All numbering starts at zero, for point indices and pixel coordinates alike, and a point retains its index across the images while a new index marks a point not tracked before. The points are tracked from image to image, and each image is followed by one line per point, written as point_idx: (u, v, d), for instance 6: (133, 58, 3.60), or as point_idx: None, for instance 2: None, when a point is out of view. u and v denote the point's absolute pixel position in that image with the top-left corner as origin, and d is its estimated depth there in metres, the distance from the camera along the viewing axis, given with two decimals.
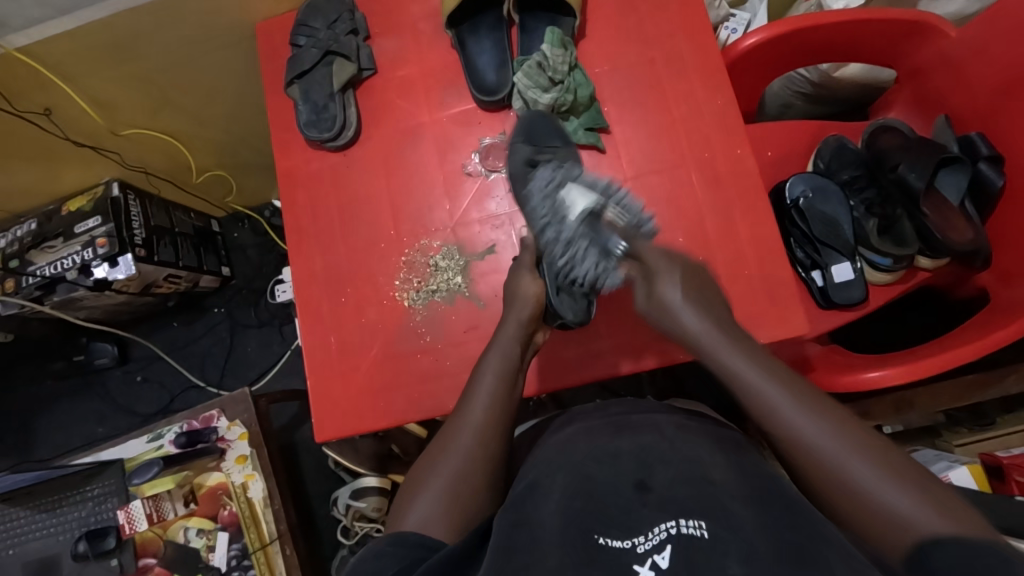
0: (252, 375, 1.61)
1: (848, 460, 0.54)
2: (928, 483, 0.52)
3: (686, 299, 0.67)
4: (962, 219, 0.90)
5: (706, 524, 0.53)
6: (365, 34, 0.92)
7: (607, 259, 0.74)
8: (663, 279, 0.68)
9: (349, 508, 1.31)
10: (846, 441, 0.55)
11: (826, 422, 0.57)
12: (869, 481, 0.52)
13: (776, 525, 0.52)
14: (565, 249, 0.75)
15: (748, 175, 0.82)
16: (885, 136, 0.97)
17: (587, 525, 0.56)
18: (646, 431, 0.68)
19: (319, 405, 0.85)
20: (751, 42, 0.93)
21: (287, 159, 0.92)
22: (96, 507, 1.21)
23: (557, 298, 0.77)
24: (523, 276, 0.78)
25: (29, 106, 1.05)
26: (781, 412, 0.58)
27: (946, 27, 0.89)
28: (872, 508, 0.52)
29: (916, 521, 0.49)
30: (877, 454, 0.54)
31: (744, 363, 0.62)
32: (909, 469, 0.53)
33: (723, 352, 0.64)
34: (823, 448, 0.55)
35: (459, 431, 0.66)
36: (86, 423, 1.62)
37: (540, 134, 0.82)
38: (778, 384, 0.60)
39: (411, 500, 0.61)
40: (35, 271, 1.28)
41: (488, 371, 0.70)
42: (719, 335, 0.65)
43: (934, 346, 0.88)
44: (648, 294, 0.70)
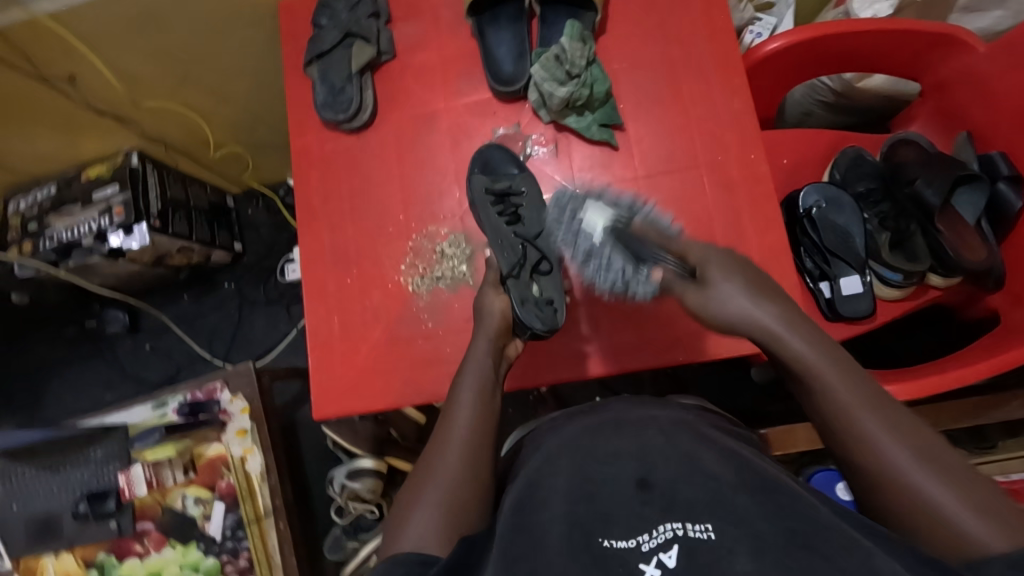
0: (257, 352, 1.63)
1: (913, 470, 0.53)
2: (994, 498, 0.51)
3: (736, 293, 0.62)
4: (976, 239, 0.89)
5: (712, 525, 0.54)
6: (386, 18, 0.92)
7: (637, 268, 0.76)
8: (714, 269, 0.63)
9: (344, 488, 1.33)
10: (915, 448, 0.54)
11: (894, 426, 0.56)
12: (936, 496, 0.51)
13: (778, 519, 0.54)
14: (588, 264, 0.81)
15: (761, 181, 0.82)
16: (903, 150, 0.96)
17: (590, 527, 0.57)
18: (646, 424, 0.68)
19: (319, 383, 0.86)
20: (773, 47, 0.91)
21: (302, 138, 0.92)
22: (99, 469, 1.24)
23: (521, 308, 0.71)
24: (488, 292, 0.75)
25: (54, 73, 1.07)
26: (852, 409, 0.57)
27: (977, 43, 0.87)
28: (931, 520, 0.51)
29: (976, 533, 0.49)
30: (942, 461, 0.53)
31: (811, 351, 0.60)
32: (971, 479, 0.52)
33: (792, 341, 0.60)
34: (884, 445, 0.55)
35: (443, 443, 0.65)
36: (95, 387, 1.65)
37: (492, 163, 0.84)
38: (848, 383, 0.58)
39: (405, 516, 0.61)
40: (52, 236, 1.30)
41: (467, 380, 0.69)
42: (786, 323, 0.61)
43: (938, 365, 0.88)
44: (697, 287, 0.64)
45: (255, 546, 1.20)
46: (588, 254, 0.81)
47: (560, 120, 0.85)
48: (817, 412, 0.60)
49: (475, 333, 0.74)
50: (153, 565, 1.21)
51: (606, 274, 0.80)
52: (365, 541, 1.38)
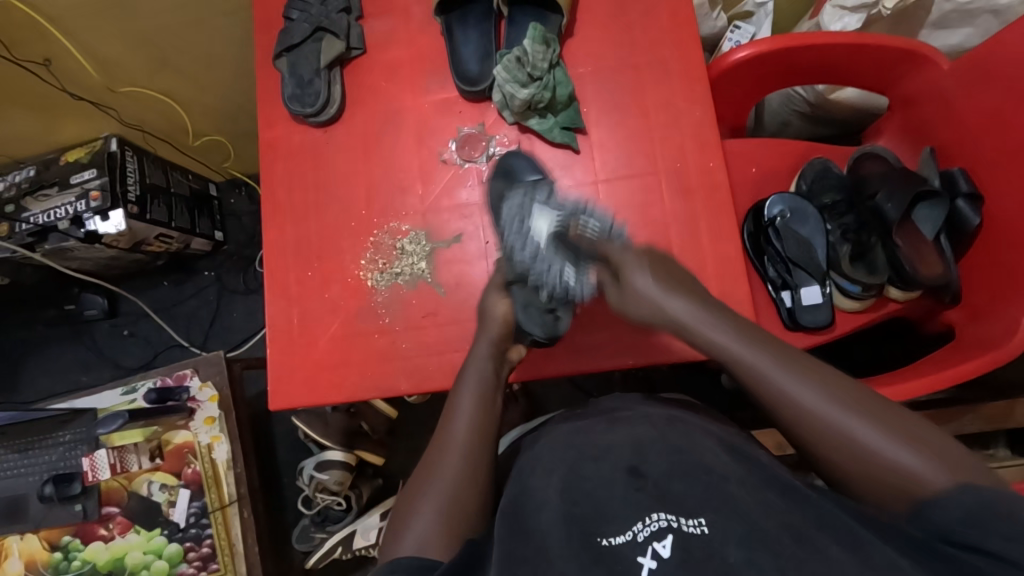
0: (234, 341, 1.63)
1: (842, 419, 0.58)
2: (903, 420, 0.58)
3: (654, 289, 0.69)
4: (934, 255, 0.90)
5: (706, 519, 0.54)
6: (357, 13, 0.93)
7: (576, 272, 0.76)
8: (629, 269, 0.71)
9: (312, 479, 1.33)
10: (834, 398, 0.59)
11: (816, 384, 0.61)
12: (868, 439, 0.57)
13: (776, 512, 0.54)
14: (535, 262, 0.76)
15: (720, 188, 0.82)
16: (870, 162, 0.98)
17: (589, 526, 0.56)
18: (640, 421, 0.69)
19: (277, 375, 0.87)
20: (740, 56, 0.91)
21: (270, 130, 0.93)
22: (67, 452, 1.23)
23: (523, 313, 0.76)
24: (495, 297, 0.77)
25: (29, 56, 1.07)
26: (775, 378, 0.62)
27: (941, 60, 0.88)
28: (868, 464, 0.57)
29: (904, 462, 0.55)
30: (859, 404, 0.59)
31: (730, 338, 0.65)
32: (883, 408, 0.59)
33: (710, 330, 0.66)
34: (810, 404, 0.60)
35: (444, 451, 0.66)
36: (72, 370, 1.66)
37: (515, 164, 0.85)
38: (766, 352, 0.63)
39: (404, 520, 0.62)
40: (28, 218, 1.31)
41: (467, 388, 0.70)
42: (702, 314, 0.68)
43: (895, 375, 0.89)
44: (618, 289, 0.72)
45: (218, 533, 1.22)
46: (534, 258, 0.77)
47: (522, 121, 0.85)
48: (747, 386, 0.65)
49: (478, 335, 0.76)
50: (117, 550, 1.21)
51: (551, 280, 0.75)
52: (333, 532, 1.38)
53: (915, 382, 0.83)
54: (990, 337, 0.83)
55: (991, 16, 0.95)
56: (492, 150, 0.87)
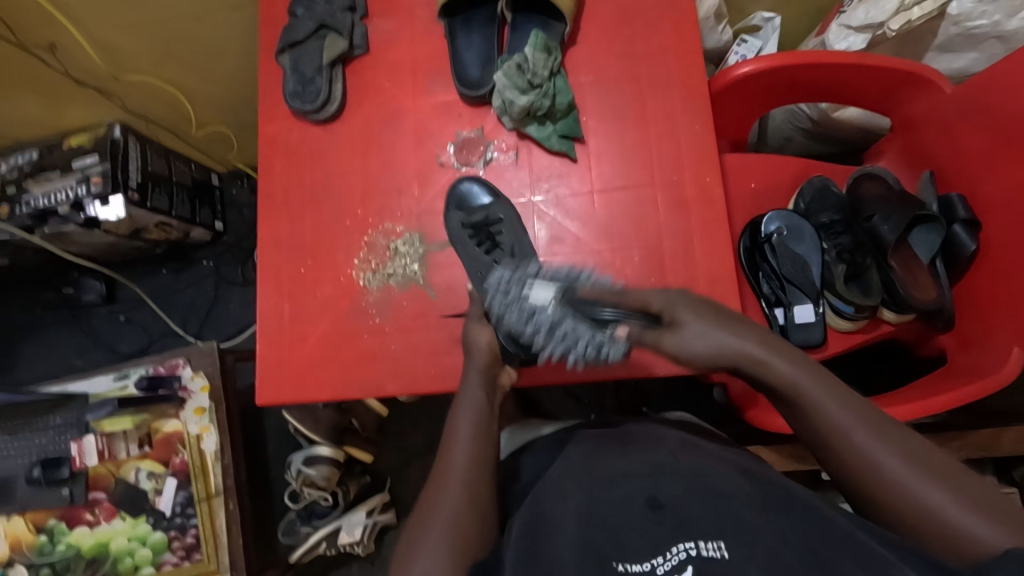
0: (229, 332, 1.64)
1: (907, 472, 0.56)
2: (979, 489, 0.55)
3: (700, 335, 0.67)
4: (928, 279, 0.90)
5: (723, 543, 0.55)
6: (362, 12, 0.93)
7: (600, 331, 0.69)
8: (678, 309, 0.68)
9: (299, 474, 1.33)
10: (904, 453, 0.57)
11: (886, 439, 0.59)
12: (937, 501, 0.54)
13: (792, 539, 0.55)
14: (552, 337, 0.70)
15: (716, 204, 0.82)
16: (868, 184, 0.96)
17: (604, 552, 0.58)
18: (654, 445, 0.71)
19: (266, 370, 0.87)
20: (744, 71, 0.91)
21: (269, 126, 0.93)
22: (57, 436, 1.24)
23: (507, 336, 0.75)
24: (480, 329, 0.77)
25: (35, 41, 1.08)
26: (843, 424, 0.60)
27: (944, 85, 0.88)
28: (932, 524, 0.54)
29: (970, 526, 0.53)
30: (930, 464, 0.56)
31: (795, 372, 0.64)
32: (962, 476, 0.56)
33: (777, 365, 0.65)
34: (876, 455, 0.58)
35: (448, 475, 0.66)
36: (67, 353, 1.67)
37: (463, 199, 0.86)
38: (839, 397, 0.62)
39: (411, 551, 0.61)
40: (28, 201, 1.31)
41: (464, 415, 0.71)
42: (769, 350, 0.66)
43: (886, 398, 0.88)
44: (668, 333, 0.68)
45: (203, 524, 1.22)
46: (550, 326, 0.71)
47: (521, 128, 0.85)
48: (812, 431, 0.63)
49: (466, 367, 0.77)
50: (102, 536, 1.22)
51: (579, 343, 0.69)
52: (318, 527, 1.38)
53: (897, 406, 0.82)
54: (981, 365, 0.83)
55: (997, 42, 0.94)
56: (490, 155, 0.87)
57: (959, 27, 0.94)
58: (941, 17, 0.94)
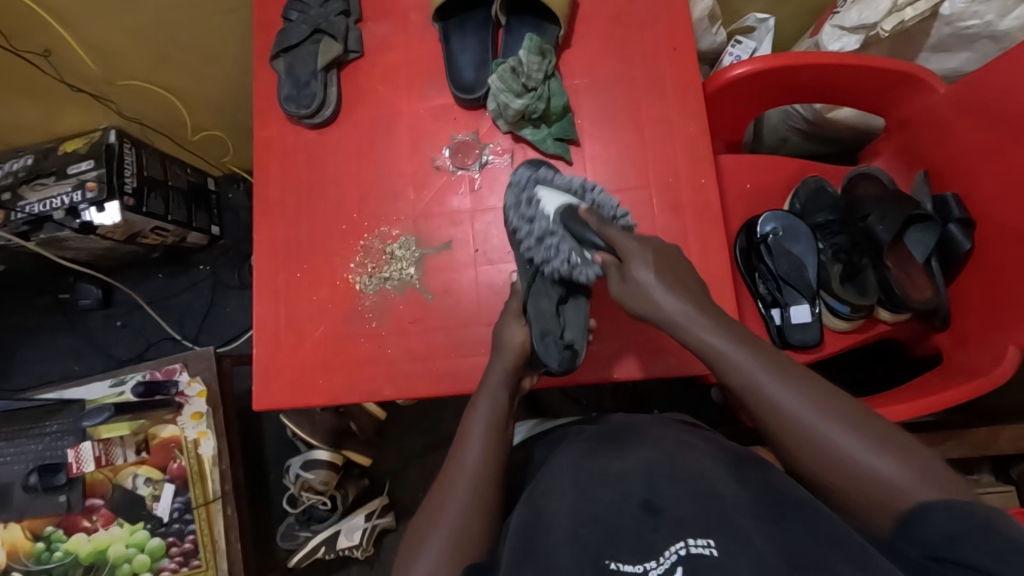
0: (227, 336, 1.63)
1: (824, 425, 0.57)
2: (891, 435, 0.56)
3: (654, 286, 0.69)
4: (924, 278, 0.90)
5: (714, 541, 0.50)
6: (356, 16, 0.93)
7: (581, 252, 0.75)
8: (635, 262, 0.71)
9: (298, 478, 1.33)
10: (818, 405, 0.59)
11: (804, 392, 0.60)
12: (849, 448, 0.56)
13: (788, 544, 0.49)
14: (539, 246, 0.77)
15: (711, 206, 0.82)
16: (863, 184, 0.97)
17: (597, 548, 0.53)
18: (651, 447, 0.67)
19: (262, 376, 0.87)
20: (738, 73, 0.91)
21: (264, 130, 0.93)
22: (53, 442, 1.23)
23: (540, 343, 0.74)
24: (512, 325, 0.78)
25: (29, 46, 1.07)
26: (760, 379, 0.62)
27: (938, 85, 0.88)
28: (851, 474, 0.55)
29: (883, 472, 0.54)
30: (844, 413, 0.58)
31: (718, 338, 0.66)
32: (875, 423, 0.57)
33: (699, 327, 0.67)
34: (790, 407, 0.59)
35: (450, 482, 0.65)
36: (63, 359, 1.66)
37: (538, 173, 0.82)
38: (755, 356, 0.63)
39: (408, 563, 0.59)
40: (23, 207, 1.31)
41: (476, 420, 0.70)
42: (694, 315, 0.68)
43: (882, 399, 0.89)
44: (621, 279, 0.72)
45: (201, 529, 1.22)
46: (541, 237, 0.77)
47: (516, 131, 0.85)
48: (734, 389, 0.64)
49: (492, 363, 0.77)
50: (100, 542, 1.21)
51: (557, 258, 0.75)
52: (317, 531, 1.38)
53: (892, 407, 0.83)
54: (977, 364, 0.83)
55: (990, 42, 0.94)
56: (485, 158, 0.87)
57: (951, 27, 0.94)
58: (934, 18, 0.94)
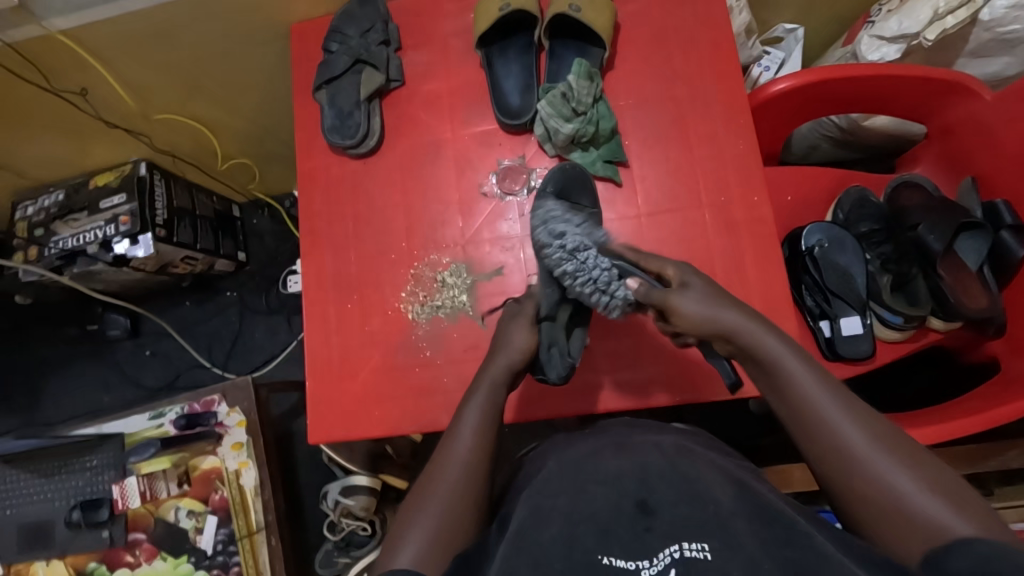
0: (256, 362, 1.62)
1: (874, 454, 0.53)
2: (950, 480, 0.51)
3: (701, 302, 0.64)
4: (977, 287, 0.89)
5: (708, 544, 0.50)
6: (396, 45, 0.93)
7: (616, 278, 0.70)
8: (684, 281, 0.66)
9: (337, 504, 1.31)
10: (871, 430, 0.55)
11: (864, 422, 0.55)
12: (899, 484, 0.51)
13: (777, 546, 0.49)
14: (569, 258, 0.71)
15: (764, 223, 0.82)
16: (908, 194, 0.96)
17: (589, 544, 0.52)
18: (647, 448, 0.64)
19: (316, 409, 0.87)
20: (779, 88, 0.92)
21: (308, 161, 0.93)
22: (93, 477, 1.23)
23: (546, 354, 0.76)
24: (520, 328, 0.75)
25: (66, 86, 1.08)
26: (815, 401, 0.57)
27: (983, 91, 0.88)
28: (896, 510, 0.50)
29: (935, 515, 0.48)
30: (898, 446, 0.53)
31: (783, 349, 0.61)
32: (932, 465, 0.52)
33: (762, 337, 0.62)
34: (846, 434, 0.55)
35: (444, 467, 0.62)
36: (93, 390, 1.65)
37: (572, 190, 0.82)
38: (814, 377, 0.58)
39: (398, 541, 0.57)
40: (57, 242, 1.31)
41: (471, 411, 0.68)
42: (756, 324, 0.63)
43: (938, 413, 0.87)
44: (668, 290, 0.66)
45: (246, 563, 1.20)
46: (572, 250, 0.72)
47: (564, 155, 0.86)
48: (784, 409, 0.60)
49: (493, 356, 0.74)
50: None
51: (591, 272, 0.69)
52: (357, 557, 1.37)
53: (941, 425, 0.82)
54: None
55: None
56: (533, 183, 0.87)
57: (991, 32, 0.93)
58: (972, 24, 0.94)
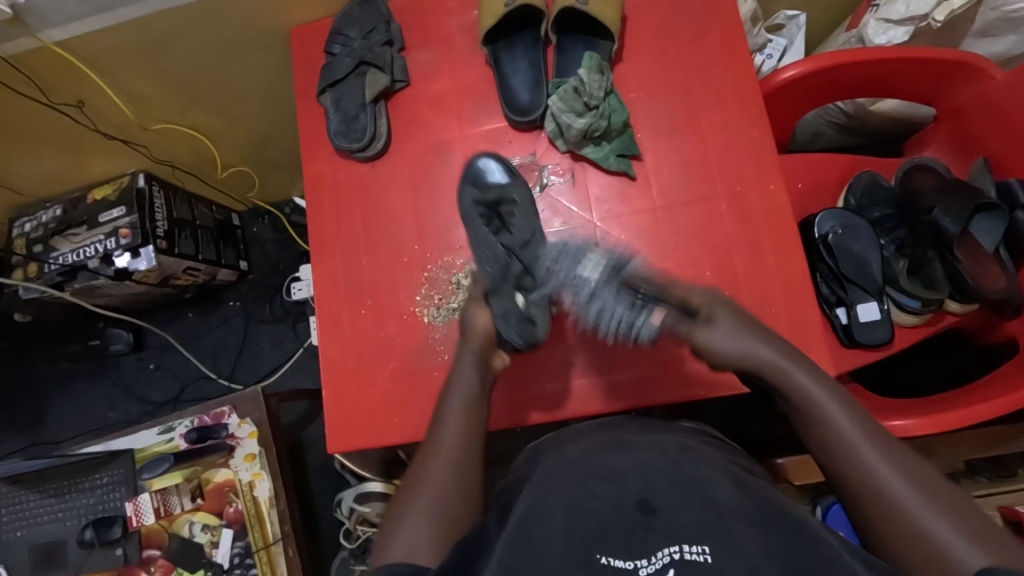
0: (262, 371, 1.60)
1: (907, 495, 0.52)
2: (996, 536, 0.49)
3: (732, 336, 0.66)
4: (995, 267, 0.88)
5: (709, 546, 0.49)
6: (400, 46, 0.91)
7: (637, 312, 0.74)
8: (713, 314, 0.69)
9: (353, 512, 1.29)
10: (881, 451, 0.55)
11: (903, 467, 0.54)
12: (942, 533, 0.49)
13: (781, 552, 0.48)
14: (588, 305, 0.75)
15: (781, 213, 0.81)
16: (920, 175, 0.93)
17: (588, 542, 0.51)
18: (652, 448, 0.64)
19: (333, 418, 0.85)
20: (788, 75, 0.91)
21: (315, 167, 0.91)
22: (105, 495, 1.21)
23: (503, 325, 0.72)
24: (476, 309, 0.74)
25: (63, 98, 1.06)
26: (853, 442, 0.56)
27: (994, 71, 0.87)
28: (902, 530, 0.51)
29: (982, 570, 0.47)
30: (940, 496, 0.52)
31: (803, 378, 0.62)
32: (977, 520, 0.50)
33: (796, 374, 0.62)
34: (885, 478, 0.53)
35: (436, 451, 0.64)
36: (98, 406, 1.63)
37: (480, 175, 0.82)
38: (852, 419, 0.58)
39: (393, 525, 0.58)
40: (56, 258, 1.28)
41: (455, 395, 0.68)
42: (789, 359, 0.64)
43: (961, 397, 0.87)
44: (692, 329, 0.69)
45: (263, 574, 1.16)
46: (590, 296, 0.75)
47: (577, 150, 0.85)
48: (819, 449, 0.59)
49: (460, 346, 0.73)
50: None
51: (615, 314, 0.74)
52: None
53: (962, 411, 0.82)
54: None
55: None
56: (546, 180, 0.86)
57: (998, 11, 0.93)
58: (978, 4, 0.93)
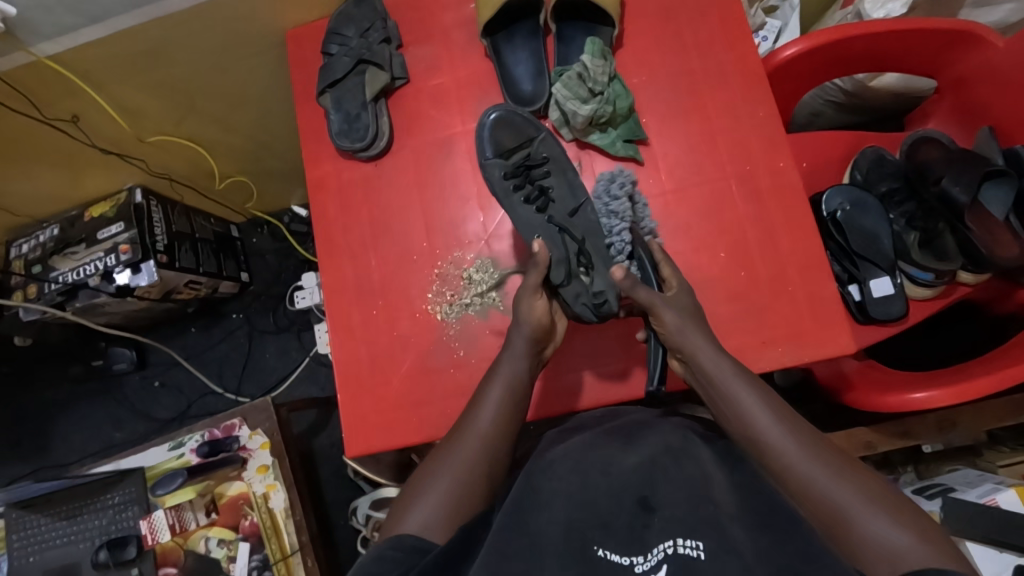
0: (270, 383, 1.58)
1: (809, 467, 0.56)
2: (896, 500, 0.54)
3: (678, 318, 0.69)
4: (1008, 235, 0.83)
5: (703, 542, 0.50)
6: (398, 43, 0.90)
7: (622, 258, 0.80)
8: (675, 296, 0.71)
9: (369, 519, 1.27)
10: (821, 456, 0.57)
11: (807, 444, 0.58)
12: (844, 498, 0.54)
13: (773, 553, 0.49)
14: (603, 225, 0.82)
15: (791, 189, 0.81)
16: (925, 149, 0.92)
17: (586, 534, 0.54)
18: (657, 439, 0.65)
19: (351, 421, 0.84)
20: (790, 53, 0.91)
21: (317, 169, 0.90)
22: (118, 515, 1.19)
23: (578, 305, 0.75)
24: (529, 298, 0.72)
25: (58, 114, 1.05)
26: (763, 426, 0.60)
27: (995, 38, 0.87)
28: (851, 531, 0.52)
29: (882, 532, 0.51)
30: (844, 466, 0.56)
31: (765, 414, 0.61)
32: (877, 486, 0.55)
33: (710, 363, 0.65)
34: (789, 451, 0.58)
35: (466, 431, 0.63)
36: (104, 427, 1.61)
37: (512, 135, 0.80)
38: (765, 407, 0.61)
39: (412, 498, 0.59)
40: (56, 277, 1.27)
41: (494, 382, 0.67)
42: (707, 346, 0.67)
43: (980, 364, 0.86)
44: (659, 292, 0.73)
45: None
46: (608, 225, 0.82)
47: (582, 138, 0.84)
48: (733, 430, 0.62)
49: (511, 333, 0.72)
50: None
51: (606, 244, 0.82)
52: None
53: (984, 379, 0.81)
54: None
55: None
56: None
57: None
58: None
